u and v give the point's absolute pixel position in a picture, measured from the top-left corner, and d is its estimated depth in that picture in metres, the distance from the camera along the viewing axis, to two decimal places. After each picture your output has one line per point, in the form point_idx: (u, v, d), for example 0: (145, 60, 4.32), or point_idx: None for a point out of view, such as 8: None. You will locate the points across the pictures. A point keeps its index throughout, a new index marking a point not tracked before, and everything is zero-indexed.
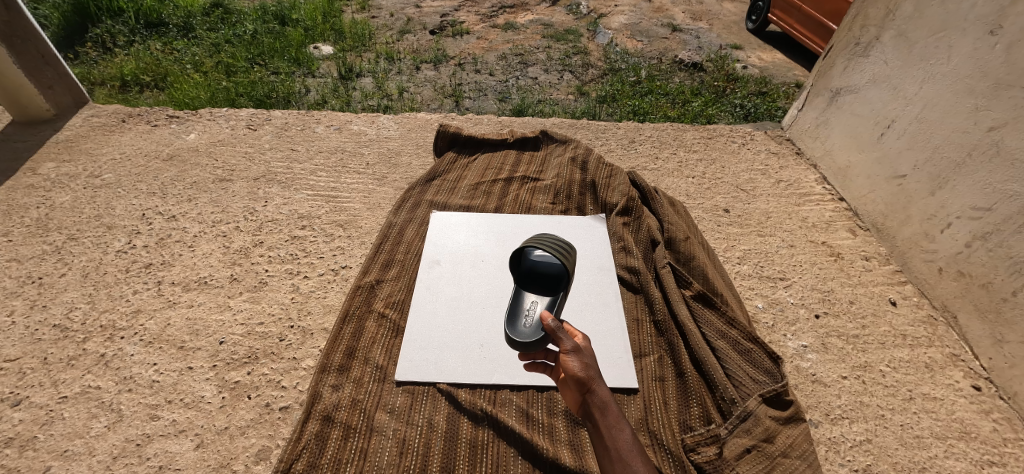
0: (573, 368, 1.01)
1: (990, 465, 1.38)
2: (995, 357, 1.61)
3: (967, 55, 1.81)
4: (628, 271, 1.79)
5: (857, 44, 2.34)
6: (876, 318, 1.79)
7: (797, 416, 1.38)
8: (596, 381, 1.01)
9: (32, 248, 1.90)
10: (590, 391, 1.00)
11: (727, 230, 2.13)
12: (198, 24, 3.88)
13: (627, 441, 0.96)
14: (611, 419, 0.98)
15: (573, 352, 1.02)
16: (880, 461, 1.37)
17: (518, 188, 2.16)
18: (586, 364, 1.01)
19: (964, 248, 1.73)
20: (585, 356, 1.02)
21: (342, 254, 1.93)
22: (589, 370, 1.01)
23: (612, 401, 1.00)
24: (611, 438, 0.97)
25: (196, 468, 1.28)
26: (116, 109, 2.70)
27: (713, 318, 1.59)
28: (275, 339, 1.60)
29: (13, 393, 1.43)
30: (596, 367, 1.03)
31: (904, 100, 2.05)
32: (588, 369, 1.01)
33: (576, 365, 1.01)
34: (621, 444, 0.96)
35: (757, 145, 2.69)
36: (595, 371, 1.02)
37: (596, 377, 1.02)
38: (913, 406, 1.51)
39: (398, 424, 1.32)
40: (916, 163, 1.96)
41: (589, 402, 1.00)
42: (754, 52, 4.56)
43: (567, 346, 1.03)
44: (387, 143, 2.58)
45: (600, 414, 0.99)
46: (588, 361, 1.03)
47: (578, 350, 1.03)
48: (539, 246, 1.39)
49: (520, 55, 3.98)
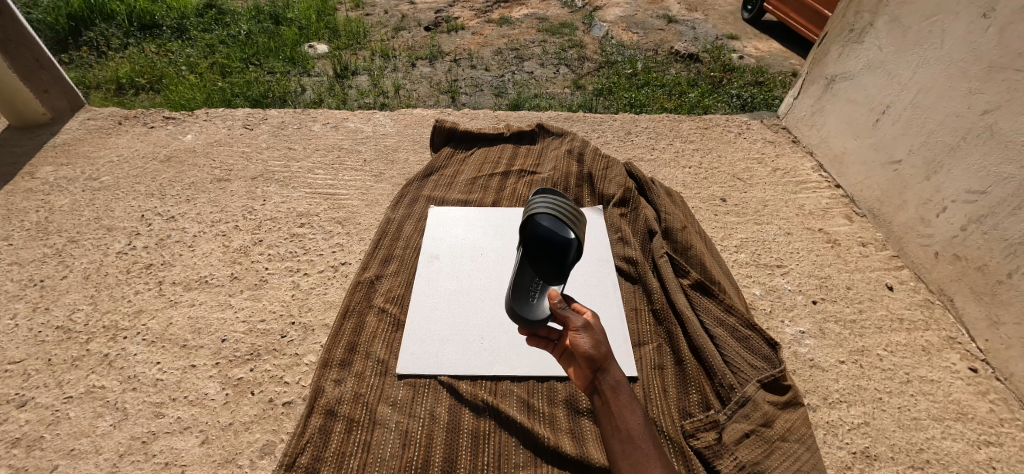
0: (584, 347, 1.03)
1: (987, 445, 1.40)
2: (991, 339, 1.63)
3: (960, 39, 1.81)
4: (627, 261, 1.80)
5: (851, 31, 2.34)
6: (873, 303, 1.80)
7: (795, 401, 1.40)
8: (609, 355, 1.04)
9: (33, 251, 1.91)
10: (605, 372, 1.04)
11: (725, 219, 2.14)
12: (192, 25, 3.88)
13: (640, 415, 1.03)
14: (624, 398, 1.03)
15: (583, 330, 1.04)
16: (877, 443, 1.38)
17: (515, 182, 2.17)
18: (601, 338, 1.05)
19: (960, 232, 1.74)
20: (601, 331, 1.07)
21: (341, 251, 1.94)
22: (602, 349, 1.04)
23: (624, 382, 1.04)
24: (621, 410, 1.02)
25: (202, 464, 1.30)
26: (112, 113, 2.71)
27: (711, 306, 1.61)
28: (277, 336, 1.61)
29: (18, 394, 1.44)
30: (607, 345, 1.05)
31: (898, 85, 2.05)
32: (601, 347, 1.03)
33: (589, 344, 1.03)
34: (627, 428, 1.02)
35: (753, 134, 2.69)
36: (607, 349, 1.04)
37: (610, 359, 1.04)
38: (911, 388, 1.53)
39: (400, 416, 1.33)
40: (911, 148, 1.96)
41: (606, 382, 1.03)
42: (750, 42, 4.55)
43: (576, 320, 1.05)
44: (383, 140, 2.58)
45: (614, 394, 1.03)
46: (600, 338, 1.05)
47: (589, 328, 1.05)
48: (556, 213, 1.23)
49: (516, 49, 3.98)
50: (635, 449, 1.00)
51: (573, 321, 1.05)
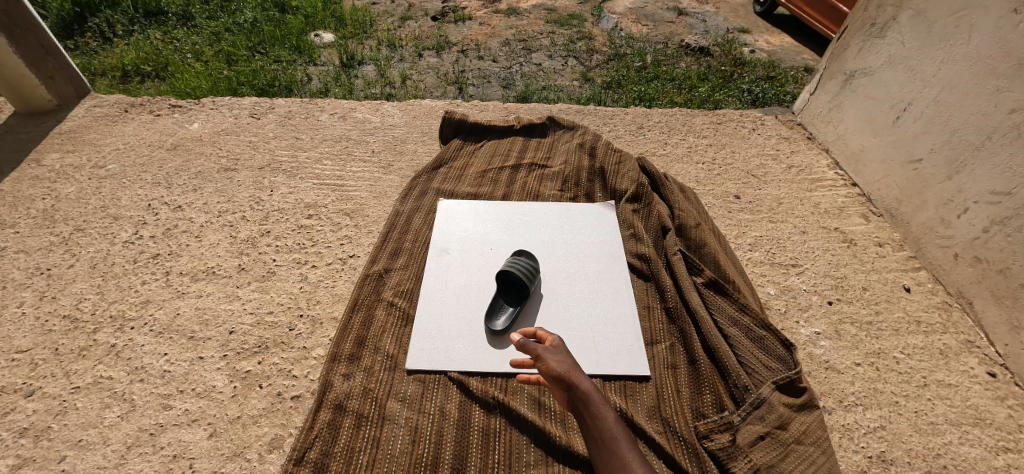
0: (549, 371, 1.10)
1: (1004, 452, 1.37)
2: (1011, 343, 1.59)
3: (989, 34, 1.76)
4: (639, 258, 1.77)
5: (872, 25, 2.28)
6: (890, 304, 1.77)
7: (811, 403, 1.37)
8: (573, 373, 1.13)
9: (40, 239, 1.90)
10: (570, 386, 1.09)
11: (738, 217, 2.10)
12: (197, 12, 3.84)
13: (614, 421, 1.06)
14: (595, 407, 1.07)
15: (546, 357, 1.12)
16: (893, 448, 1.36)
17: (525, 175, 2.13)
18: (560, 359, 1.13)
19: (982, 234, 1.70)
20: (558, 353, 1.14)
21: (350, 243, 1.91)
22: (563, 366, 1.11)
23: (593, 392, 1.08)
24: (593, 421, 1.06)
25: (210, 457, 1.29)
26: (119, 100, 2.68)
27: (726, 305, 1.57)
28: (285, 329, 1.59)
29: (25, 384, 1.43)
30: (570, 364, 1.12)
31: (921, 82, 2.00)
32: (563, 367, 1.11)
33: (553, 365, 1.10)
34: (606, 432, 1.05)
35: (768, 131, 2.64)
36: (570, 368, 1.11)
37: (576, 378, 1.10)
38: (928, 392, 1.50)
39: (410, 412, 1.32)
40: (933, 146, 1.92)
41: (574, 398, 1.08)
42: (762, 36, 4.48)
43: (529, 350, 1.13)
44: (392, 131, 2.55)
45: (586, 407, 1.07)
46: (561, 360, 1.12)
47: (549, 349, 1.15)
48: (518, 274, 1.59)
49: (523, 40, 3.92)
50: (620, 457, 1.02)
51: (530, 350, 1.13)
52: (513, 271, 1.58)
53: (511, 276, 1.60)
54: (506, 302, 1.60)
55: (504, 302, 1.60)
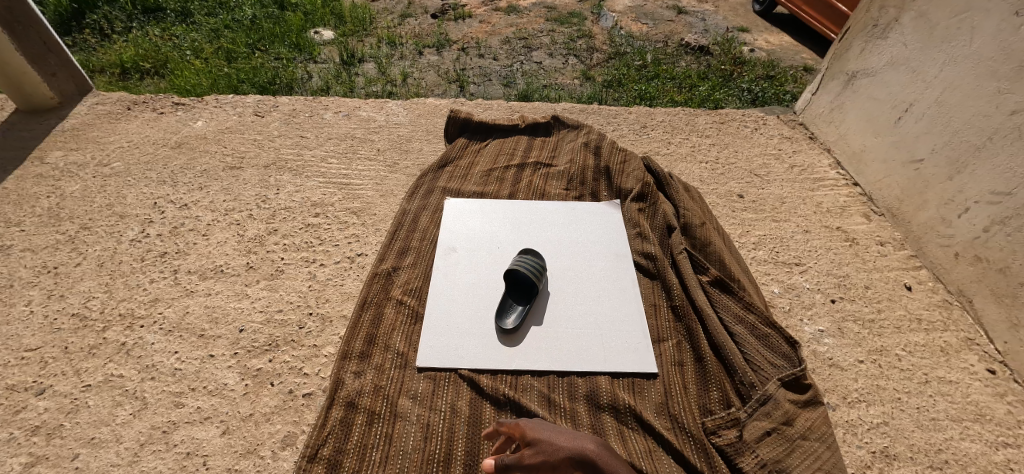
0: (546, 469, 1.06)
1: (1004, 447, 1.40)
2: (1010, 341, 1.62)
3: (990, 36, 1.78)
4: (644, 257, 1.79)
5: (874, 26, 2.31)
6: (892, 303, 1.79)
7: (816, 400, 1.40)
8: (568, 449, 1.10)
9: (46, 237, 1.90)
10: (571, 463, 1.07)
11: (742, 216, 2.12)
12: (197, 9, 3.82)
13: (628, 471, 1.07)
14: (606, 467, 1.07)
15: (533, 456, 1.07)
16: (896, 443, 1.39)
17: (531, 174, 2.15)
18: (542, 450, 1.09)
19: (982, 233, 1.73)
20: (537, 444, 1.10)
21: (357, 242, 1.92)
22: (553, 452, 1.08)
23: (592, 454, 1.08)
24: None
25: (224, 454, 1.30)
26: (121, 97, 2.67)
27: (731, 304, 1.60)
28: (294, 327, 1.60)
29: (36, 382, 1.44)
30: (554, 444, 1.10)
31: (922, 83, 2.03)
32: (553, 454, 1.08)
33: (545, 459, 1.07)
34: None
35: (769, 130, 2.66)
36: (557, 448, 1.09)
37: (569, 455, 1.08)
38: (929, 389, 1.53)
39: (421, 409, 1.33)
40: (934, 147, 1.94)
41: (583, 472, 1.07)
42: (761, 35, 4.50)
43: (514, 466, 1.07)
44: (396, 129, 2.55)
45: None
46: (545, 448, 1.09)
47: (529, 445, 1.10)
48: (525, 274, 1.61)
49: (524, 38, 3.92)
50: None
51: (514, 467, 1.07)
52: (521, 271, 1.60)
53: (520, 275, 1.62)
54: (516, 301, 1.62)
55: (513, 301, 1.62)
